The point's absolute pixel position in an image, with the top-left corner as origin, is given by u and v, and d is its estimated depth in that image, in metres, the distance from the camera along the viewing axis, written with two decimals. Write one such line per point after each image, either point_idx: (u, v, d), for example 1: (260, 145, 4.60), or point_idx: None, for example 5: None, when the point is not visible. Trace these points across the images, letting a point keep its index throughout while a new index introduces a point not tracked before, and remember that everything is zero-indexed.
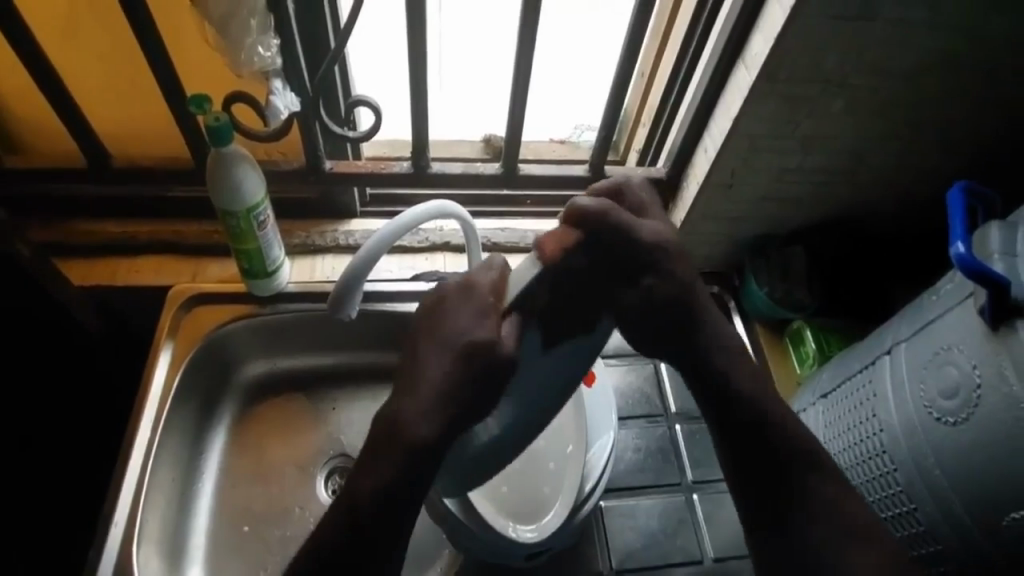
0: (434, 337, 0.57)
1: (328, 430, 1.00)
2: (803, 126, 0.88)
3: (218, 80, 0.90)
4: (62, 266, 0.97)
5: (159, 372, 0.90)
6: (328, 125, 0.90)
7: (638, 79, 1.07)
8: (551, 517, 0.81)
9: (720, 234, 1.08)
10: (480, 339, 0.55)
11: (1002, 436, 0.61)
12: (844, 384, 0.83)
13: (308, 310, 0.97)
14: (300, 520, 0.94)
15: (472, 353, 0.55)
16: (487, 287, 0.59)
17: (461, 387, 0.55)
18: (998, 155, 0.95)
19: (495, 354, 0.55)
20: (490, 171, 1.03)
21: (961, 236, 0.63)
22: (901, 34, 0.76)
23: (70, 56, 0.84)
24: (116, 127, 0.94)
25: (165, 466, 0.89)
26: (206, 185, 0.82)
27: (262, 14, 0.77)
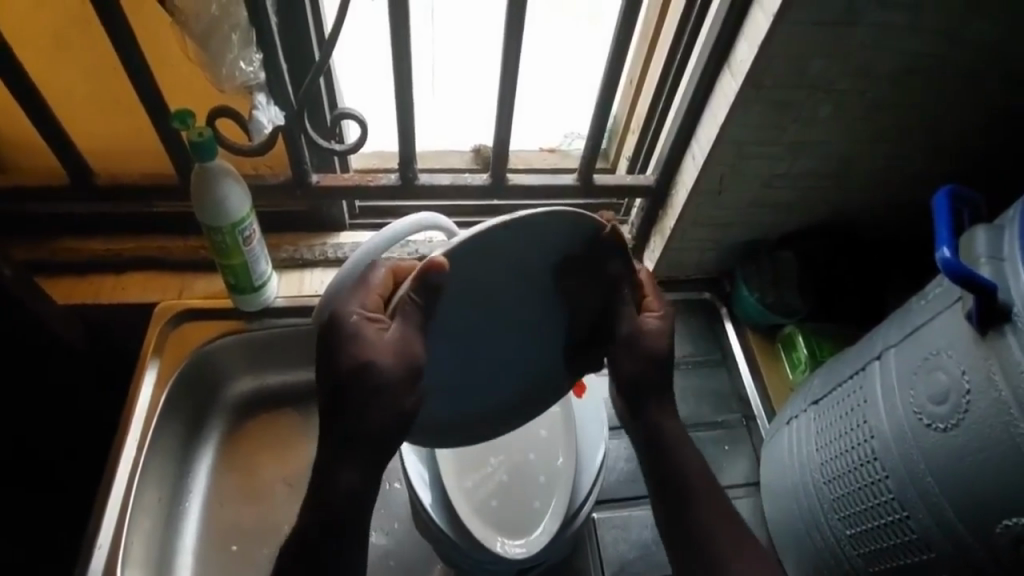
0: (331, 368, 0.62)
1: (319, 447, 0.99)
2: (790, 132, 0.88)
3: (202, 96, 0.90)
4: (44, 283, 0.97)
5: (145, 389, 0.88)
6: (313, 138, 0.90)
7: (627, 86, 1.07)
8: (541, 531, 0.80)
9: (710, 241, 1.08)
10: (361, 360, 0.60)
11: (991, 441, 0.61)
12: (835, 390, 0.83)
13: (297, 325, 0.97)
14: (289, 538, 0.92)
15: (359, 373, 0.60)
16: (356, 306, 0.62)
17: (358, 388, 0.61)
18: (985, 157, 0.95)
19: (380, 368, 0.60)
20: (478, 182, 1.03)
21: (946, 240, 0.62)
22: (885, 40, 0.76)
23: (52, 72, 0.84)
24: (97, 143, 0.93)
25: (151, 486, 0.87)
26: (191, 202, 0.82)
27: (243, 30, 0.78)
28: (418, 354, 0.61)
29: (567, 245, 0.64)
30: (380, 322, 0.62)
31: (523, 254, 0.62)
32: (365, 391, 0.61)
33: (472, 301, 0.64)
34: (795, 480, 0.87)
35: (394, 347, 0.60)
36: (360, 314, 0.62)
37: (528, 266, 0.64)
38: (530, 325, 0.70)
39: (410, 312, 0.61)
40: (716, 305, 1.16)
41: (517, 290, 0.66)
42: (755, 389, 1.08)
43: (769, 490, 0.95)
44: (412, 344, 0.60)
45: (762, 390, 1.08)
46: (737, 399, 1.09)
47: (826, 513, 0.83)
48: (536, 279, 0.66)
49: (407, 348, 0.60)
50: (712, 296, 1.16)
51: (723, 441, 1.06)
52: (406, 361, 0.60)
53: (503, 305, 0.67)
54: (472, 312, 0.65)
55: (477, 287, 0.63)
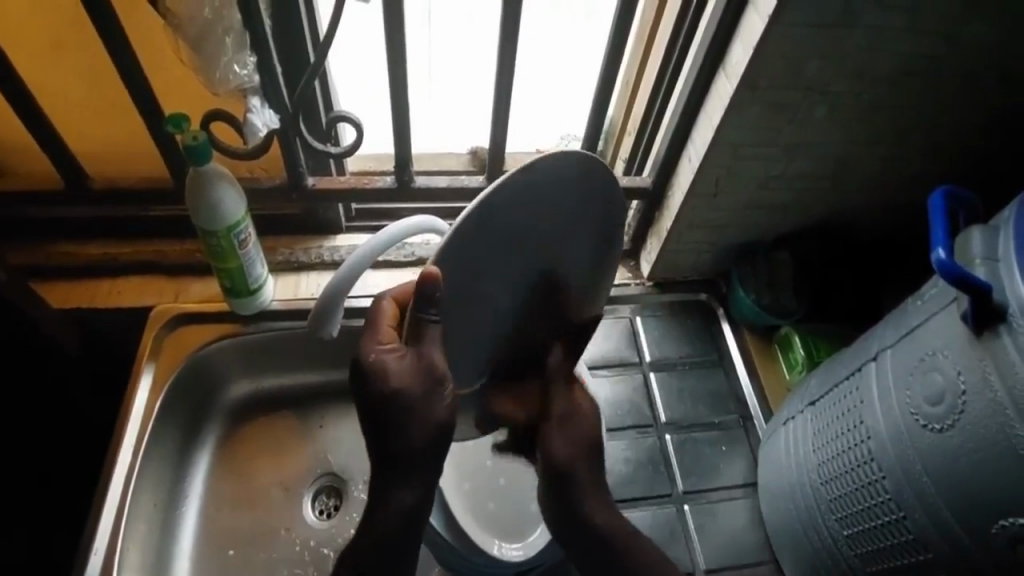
0: (366, 407, 0.64)
1: (315, 449, 0.99)
2: (786, 133, 0.88)
3: (197, 99, 0.90)
4: (39, 288, 0.96)
5: (140, 394, 0.88)
6: (308, 141, 0.90)
7: (623, 87, 1.07)
8: (537, 535, 0.81)
9: (706, 241, 1.08)
10: (388, 391, 0.62)
11: (987, 442, 0.61)
12: (831, 390, 0.83)
13: (292, 328, 0.96)
14: (286, 541, 0.92)
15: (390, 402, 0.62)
16: (371, 344, 0.64)
17: (394, 414, 0.63)
18: (980, 158, 0.95)
19: (408, 390, 0.62)
20: (475, 184, 1.02)
21: (942, 241, 0.62)
22: (880, 41, 0.76)
23: (46, 76, 0.83)
24: (91, 147, 0.93)
25: (147, 491, 0.87)
26: (187, 206, 0.82)
27: (237, 33, 0.77)
28: (437, 366, 0.61)
29: (583, 190, 0.67)
30: (397, 350, 0.64)
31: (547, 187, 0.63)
32: (402, 415, 0.63)
33: (491, 246, 0.63)
34: (793, 481, 0.87)
35: (415, 369, 0.61)
36: (375, 350, 0.64)
37: (548, 207, 0.65)
38: (525, 273, 0.69)
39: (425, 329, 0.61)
40: (712, 306, 1.15)
41: (528, 234, 0.65)
42: (752, 391, 1.08)
43: (766, 491, 0.95)
44: (431, 357, 0.61)
45: (759, 391, 1.08)
46: (734, 400, 1.08)
47: (823, 513, 0.83)
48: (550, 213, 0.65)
49: (426, 363, 0.61)
50: (709, 297, 1.16)
51: (720, 442, 1.05)
52: (429, 375, 0.61)
53: (509, 251, 0.65)
54: (485, 261, 0.63)
55: (498, 231, 0.62)
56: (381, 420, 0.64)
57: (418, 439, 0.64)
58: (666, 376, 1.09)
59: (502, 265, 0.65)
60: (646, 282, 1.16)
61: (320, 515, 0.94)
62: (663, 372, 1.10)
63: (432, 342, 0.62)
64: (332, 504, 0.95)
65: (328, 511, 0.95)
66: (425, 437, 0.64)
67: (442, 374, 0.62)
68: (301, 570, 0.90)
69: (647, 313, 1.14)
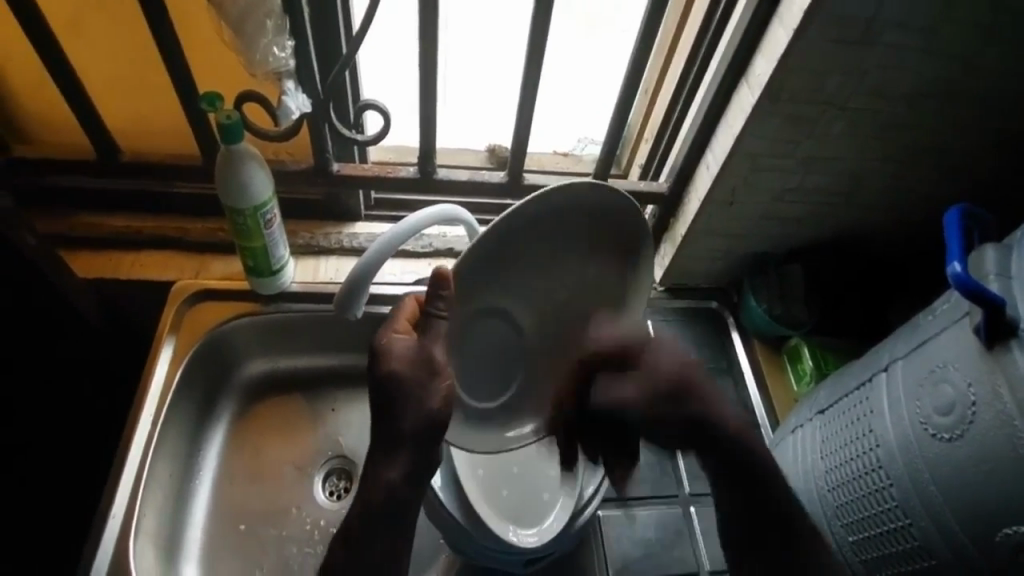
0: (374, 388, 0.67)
1: (327, 431, 1.00)
2: (803, 147, 0.91)
3: (232, 79, 0.91)
4: (66, 256, 0.97)
5: (160, 365, 0.89)
6: (338, 129, 0.91)
7: (642, 95, 1.09)
8: (552, 520, 0.83)
9: (719, 250, 1.10)
10: (392, 374, 0.65)
11: (996, 451, 0.62)
12: (841, 400, 0.84)
13: (313, 310, 0.97)
14: (296, 520, 0.93)
15: (392, 384, 0.66)
16: (385, 331, 0.68)
17: (392, 396, 0.66)
18: (990, 181, 0.98)
19: (406, 376, 0.65)
20: (496, 180, 1.04)
21: (957, 255, 0.64)
22: (899, 63, 0.78)
23: (85, 49, 0.85)
24: (121, 120, 0.94)
25: (163, 462, 0.87)
26: (215, 183, 0.83)
27: (278, 16, 0.79)
28: (436, 358, 0.65)
29: (590, 210, 0.72)
30: (407, 336, 0.67)
31: (563, 206, 0.69)
32: (400, 397, 0.66)
33: (525, 250, 0.70)
34: (798, 486, 0.89)
35: (416, 358, 0.65)
36: (388, 334, 0.68)
37: (557, 224, 0.71)
38: (543, 290, 0.74)
39: (432, 322, 0.65)
40: (723, 314, 1.17)
41: (537, 245, 0.70)
42: (759, 400, 1.10)
43: None
44: (432, 348, 0.65)
45: (766, 401, 1.10)
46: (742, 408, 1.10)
47: (829, 520, 0.84)
48: (555, 227, 0.71)
49: (426, 353, 0.65)
50: (719, 305, 1.18)
51: None
52: (425, 366, 0.65)
53: (539, 261, 0.72)
54: (513, 263, 0.70)
55: (519, 248, 0.69)
56: (380, 399, 0.67)
57: (412, 418, 0.66)
58: None
59: (519, 282, 0.72)
60: (656, 288, 1.18)
61: (330, 496, 0.95)
62: None
63: (438, 336, 0.65)
64: (343, 486, 0.96)
65: (338, 493, 0.96)
66: (418, 423, 0.66)
67: (440, 368, 0.65)
68: (310, 548, 0.91)
69: (657, 317, 1.16)
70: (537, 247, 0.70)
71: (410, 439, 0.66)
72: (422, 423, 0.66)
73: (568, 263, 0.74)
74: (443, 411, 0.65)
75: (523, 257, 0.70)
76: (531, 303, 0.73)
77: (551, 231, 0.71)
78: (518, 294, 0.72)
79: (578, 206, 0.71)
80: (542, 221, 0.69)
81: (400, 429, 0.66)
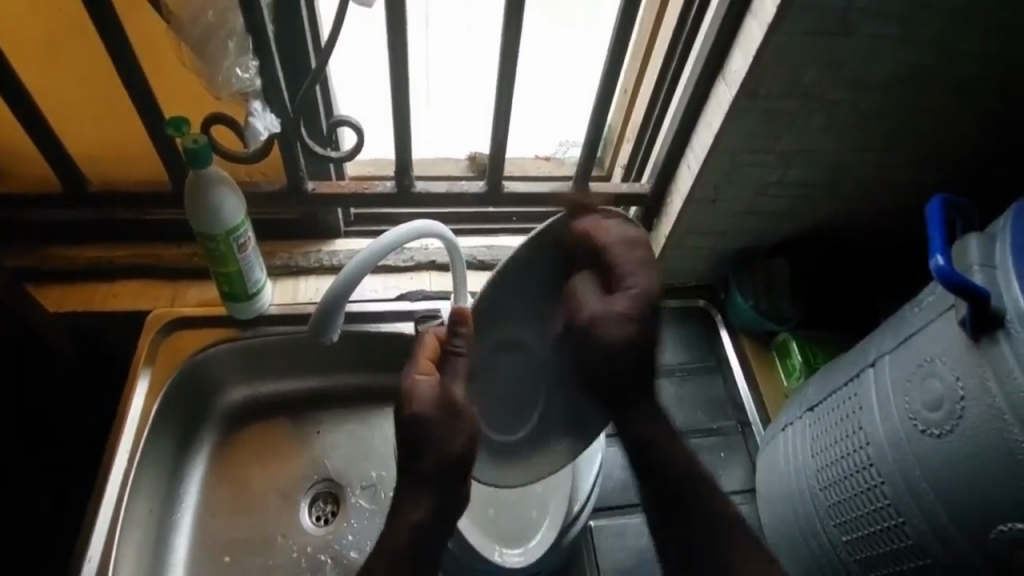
0: (402, 428, 0.69)
1: (312, 455, 0.98)
2: (783, 141, 0.89)
3: (199, 103, 0.90)
4: (37, 292, 0.96)
5: (137, 399, 0.87)
6: (310, 147, 0.90)
7: (622, 95, 1.08)
8: (538, 541, 0.82)
9: (705, 248, 1.08)
10: (414, 416, 0.67)
11: (987, 447, 0.61)
12: (830, 397, 0.83)
13: (292, 331, 0.96)
14: (282, 548, 0.91)
15: (414, 425, 0.67)
16: (412, 369, 0.69)
17: (412, 433, 0.68)
18: (975, 166, 0.96)
19: (427, 418, 0.67)
20: (475, 190, 1.02)
21: (940, 249, 0.62)
22: (875, 52, 0.77)
23: (46, 78, 0.83)
24: (92, 150, 0.92)
25: (143, 498, 0.86)
26: (186, 210, 0.81)
27: (240, 36, 0.78)
28: (458, 400, 0.67)
29: (571, 240, 0.73)
30: (431, 379, 0.69)
31: (548, 245, 0.73)
32: (422, 437, 0.68)
33: (520, 290, 0.75)
34: (791, 485, 0.88)
35: (438, 401, 0.68)
36: (411, 376, 0.69)
37: (547, 261, 0.74)
38: (547, 317, 0.78)
39: (454, 361, 0.68)
40: (710, 312, 1.16)
41: (533, 287, 0.76)
42: (750, 398, 1.08)
43: (766, 496, 0.94)
44: (453, 389, 0.68)
45: (757, 398, 1.08)
46: (732, 406, 1.08)
47: (823, 520, 0.83)
48: (551, 266, 0.75)
49: (448, 394, 0.68)
50: (706, 303, 1.16)
51: (719, 448, 1.05)
52: (444, 410, 0.67)
53: (538, 290, 0.76)
54: (514, 294, 0.75)
55: (520, 285, 0.75)
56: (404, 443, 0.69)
57: (434, 457, 0.68)
58: (664, 382, 1.10)
59: (526, 319, 0.78)
60: None
61: (317, 521, 0.94)
62: (660, 377, 1.10)
63: (459, 374, 0.68)
64: (330, 510, 0.95)
65: (325, 517, 0.94)
66: (438, 463, 0.68)
67: (462, 407, 0.68)
68: None
69: None
70: (535, 284, 0.75)
71: (430, 476, 0.69)
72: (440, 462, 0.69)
73: (566, 293, 0.77)
74: (465, 450, 0.69)
75: (525, 298, 0.76)
76: (543, 338, 0.79)
77: (542, 268, 0.74)
78: (530, 329, 0.79)
79: (564, 239, 0.73)
80: (536, 260, 0.73)
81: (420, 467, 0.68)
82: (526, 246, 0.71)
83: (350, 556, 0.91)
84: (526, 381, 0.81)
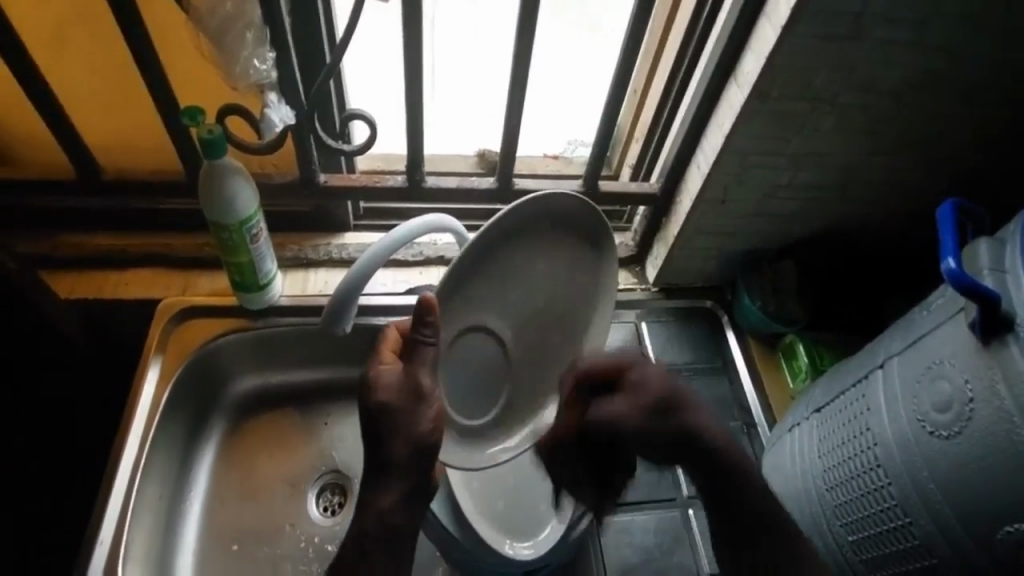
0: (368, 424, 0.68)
1: (320, 446, 0.99)
2: (794, 143, 0.90)
3: (214, 93, 0.90)
4: (47, 278, 0.96)
5: (147, 386, 0.88)
6: (323, 139, 0.90)
7: (632, 95, 1.08)
8: (548, 533, 0.83)
9: (713, 249, 1.09)
10: (379, 408, 0.67)
11: (996, 449, 0.62)
12: (838, 398, 0.83)
13: (304, 323, 0.97)
14: (290, 538, 0.92)
15: (380, 414, 0.67)
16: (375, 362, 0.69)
17: (378, 425, 0.67)
18: (983, 171, 0.97)
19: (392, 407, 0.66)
20: (486, 186, 1.03)
21: (951, 251, 0.63)
22: (887, 56, 0.78)
23: (61, 65, 0.83)
24: (105, 139, 0.93)
25: (154, 485, 0.87)
26: (200, 199, 0.82)
27: (258, 28, 0.78)
28: (424, 385, 0.66)
29: (530, 219, 0.75)
30: (395, 367, 0.68)
31: (510, 225, 0.73)
32: (389, 426, 0.67)
33: (483, 270, 0.74)
34: (797, 485, 0.88)
35: (404, 387, 0.67)
36: (375, 367, 0.68)
37: (511, 240, 0.75)
38: (511, 299, 0.77)
39: (419, 348, 0.67)
40: (717, 312, 1.16)
41: (497, 267, 0.75)
42: (756, 399, 1.09)
43: None
44: (420, 376, 0.67)
45: (762, 400, 1.09)
46: (738, 408, 1.09)
47: (828, 520, 0.83)
48: (511, 244, 0.75)
49: (413, 380, 0.67)
50: (714, 304, 1.17)
51: None
52: (409, 396, 0.67)
53: (504, 273, 0.76)
54: (484, 279, 0.74)
55: (484, 266, 0.73)
56: (371, 432, 0.68)
57: (402, 445, 0.67)
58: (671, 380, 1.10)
59: (493, 301, 0.76)
60: (651, 288, 1.17)
61: (325, 512, 0.94)
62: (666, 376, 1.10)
63: (426, 362, 0.67)
64: (337, 501, 0.95)
65: (333, 508, 0.95)
66: (407, 449, 0.67)
67: (428, 394, 0.67)
68: (305, 566, 0.90)
69: (652, 318, 1.15)
70: (496, 265, 0.74)
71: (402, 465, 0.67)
72: (410, 451, 0.67)
73: (531, 273, 0.78)
74: (434, 434, 0.67)
75: (489, 278, 0.75)
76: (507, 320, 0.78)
77: (508, 247, 0.75)
78: (495, 312, 0.76)
79: (523, 218, 0.74)
80: (495, 241, 0.73)
81: (389, 457, 0.67)
82: (496, 227, 0.72)
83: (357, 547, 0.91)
84: (493, 369, 0.79)
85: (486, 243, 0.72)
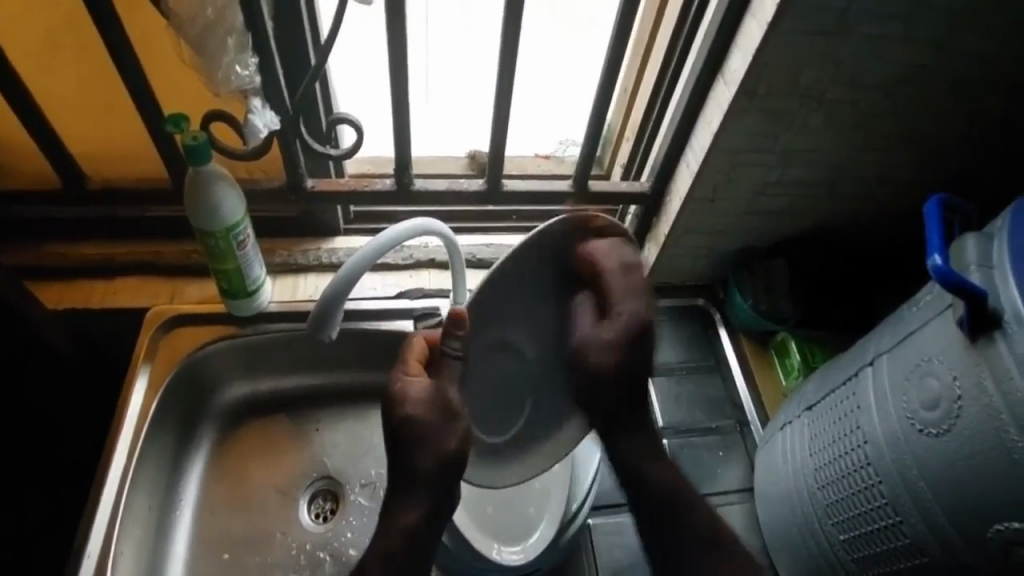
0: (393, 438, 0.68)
1: (312, 452, 0.98)
2: (783, 140, 0.89)
3: (199, 100, 0.90)
4: (34, 288, 0.96)
5: (136, 395, 0.88)
6: (309, 143, 0.90)
7: (621, 94, 1.08)
8: (536, 539, 0.83)
9: (705, 248, 1.09)
10: (409, 422, 0.66)
11: (985, 446, 0.61)
12: (829, 395, 0.83)
13: (290, 329, 0.96)
14: (281, 545, 0.92)
15: (407, 428, 0.66)
16: (402, 375, 0.68)
17: (404, 439, 0.67)
18: (975, 163, 0.96)
19: (422, 423, 0.66)
20: (474, 188, 1.02)
21: (938, 249, 0.63)
22: (874, 51, 0.77)
23: (43, 74, 0.83)
24: (89, 147, 0.92)
25: (143, 495, 0.86)
26: (185, 206, 0.81)
27: (240, 33, 0.77)
28: (455, 401, 0.67)
29: (564, 249, 0.75)
30: (422, 379, 0.68)
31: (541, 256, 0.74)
32: (416, 440, 0.67)
33: (513, 293, 0.75)
34: (789, 484, 0.88)
35: (433, 402, 0.67)
36: (402, 378, 0.68)
37: (543, 271, 0.75)
38: (536, 322, 0.79)
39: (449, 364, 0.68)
40: (710, 311, 1.16)
41: (526, 294, 0.76)
42: (749, 398, 1.08)
43: (763, 495, 0.95)
44: (450, 392, 0.67)
45: (755, 397, 1.08)
46: (731, 405, 1.09)
47: (820, 519, 0.83)
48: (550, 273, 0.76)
49: (443, 395, 0.67)
50: (706, 302, 1.17)
51: (717, 447, 1.05)
52: (439, 411, 0.67)
53: (530, 300, 0.77)
54: (508, 305, 0.76)
55: (511, 293, 0.75)
56: (395, 444, 0.68)
57: (429, 460, 0.67)
58: (664, 380, 1.10)
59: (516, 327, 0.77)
60: None
61: (316, 518, 0.94)
62: (660, 375, 1.10)
63: (453, 376, 0.69)
64: (329, 507, 0.95)
65: (324, 515, 0.94)
66: (434, 463, 0.67)
67: (458, 410, 0.67)
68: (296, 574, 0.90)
69: None
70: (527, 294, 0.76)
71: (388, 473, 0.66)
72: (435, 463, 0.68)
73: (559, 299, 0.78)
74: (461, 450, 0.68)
75: (517, 303, 0.76)
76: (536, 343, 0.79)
77: (538, 275, 0.75)
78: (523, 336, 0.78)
79: (559, 249, 0.75)
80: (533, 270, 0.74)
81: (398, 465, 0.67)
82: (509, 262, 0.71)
83: (348, 554, 0.91)
84: (515, 393, 0.81)
85: (504, 272, 0.72)
